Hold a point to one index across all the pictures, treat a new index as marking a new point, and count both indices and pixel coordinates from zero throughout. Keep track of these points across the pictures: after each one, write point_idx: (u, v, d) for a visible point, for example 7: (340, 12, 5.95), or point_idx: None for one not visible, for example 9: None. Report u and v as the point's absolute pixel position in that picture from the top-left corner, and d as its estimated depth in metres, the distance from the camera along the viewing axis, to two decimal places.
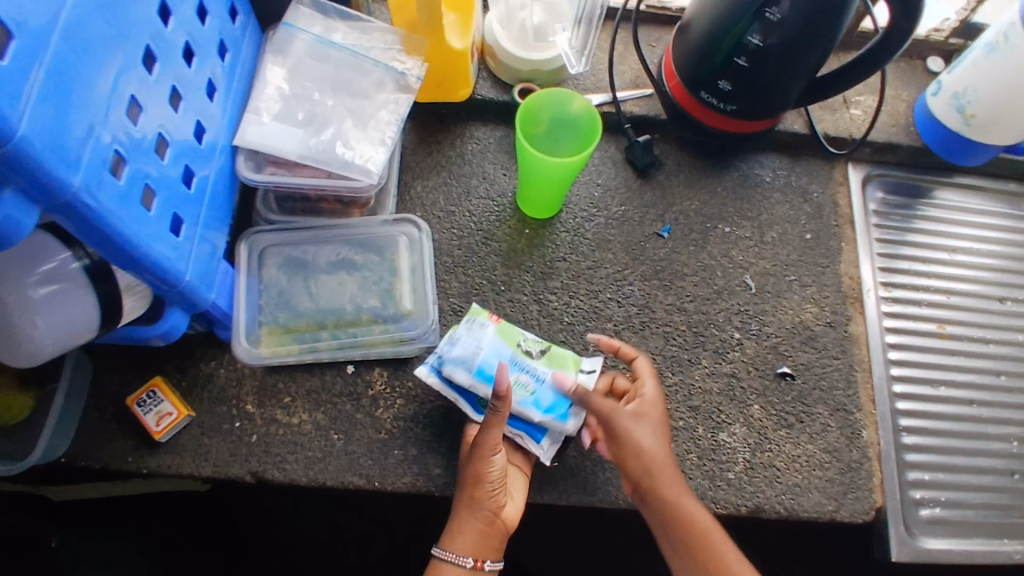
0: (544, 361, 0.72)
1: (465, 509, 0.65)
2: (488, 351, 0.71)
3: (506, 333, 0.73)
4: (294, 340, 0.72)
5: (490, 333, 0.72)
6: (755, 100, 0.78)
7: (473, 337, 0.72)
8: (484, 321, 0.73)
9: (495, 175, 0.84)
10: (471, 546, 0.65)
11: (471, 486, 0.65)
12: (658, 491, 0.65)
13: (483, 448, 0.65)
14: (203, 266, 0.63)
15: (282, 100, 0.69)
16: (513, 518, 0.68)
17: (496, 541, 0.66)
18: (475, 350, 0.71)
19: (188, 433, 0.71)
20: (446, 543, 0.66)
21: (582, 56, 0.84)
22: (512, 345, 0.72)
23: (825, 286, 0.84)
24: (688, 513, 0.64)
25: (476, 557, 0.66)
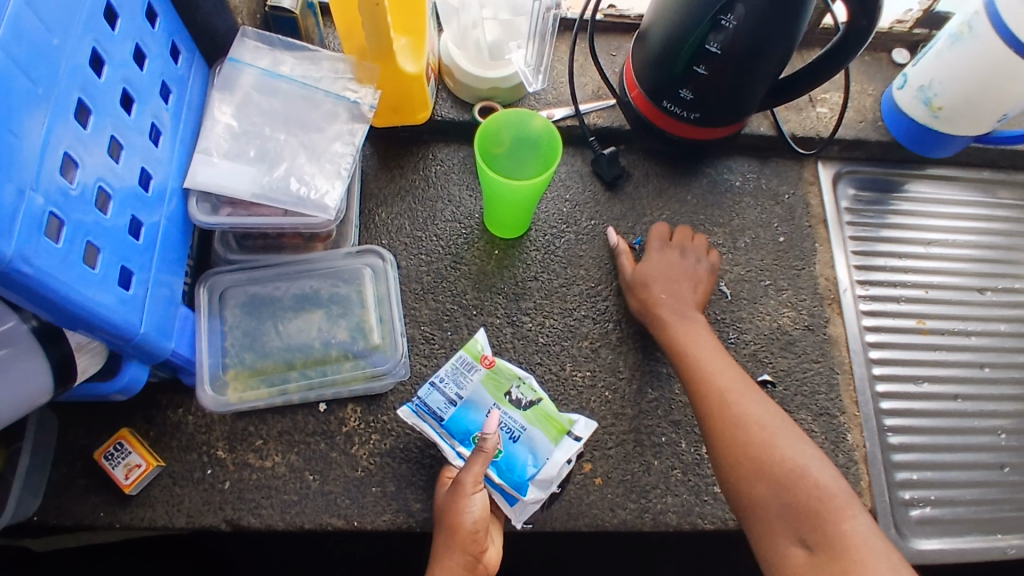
0: (528, 413, 0.71)
1: (446, 557, 0.63)
2: (466, 399, 0.71)
3: (494, 381, 0.72)
4: (263, 383, 0.70)
5: (476, 380, 0.72)
6: (718, 107, 0.76)
7: (457, 380, 0.72)
8: (474, 365, 0.73)
9: (461, 197, 0.82)
10: None
11: (453, 531, 0.63)
12: (665, 328, 0.74)
13: (464, 490, 0.64)
14: (161, 314, 0.62)
15: (233, 139, 0.67)
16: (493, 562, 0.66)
17: None
18: (454, 395, 0.71)
19: (159, 484, 0.69)
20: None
21: (538, 73, 0.84)
22: (497, 395, 0.72)
23: (801, 289, 0.83)
24: (693, 351, 0.72)
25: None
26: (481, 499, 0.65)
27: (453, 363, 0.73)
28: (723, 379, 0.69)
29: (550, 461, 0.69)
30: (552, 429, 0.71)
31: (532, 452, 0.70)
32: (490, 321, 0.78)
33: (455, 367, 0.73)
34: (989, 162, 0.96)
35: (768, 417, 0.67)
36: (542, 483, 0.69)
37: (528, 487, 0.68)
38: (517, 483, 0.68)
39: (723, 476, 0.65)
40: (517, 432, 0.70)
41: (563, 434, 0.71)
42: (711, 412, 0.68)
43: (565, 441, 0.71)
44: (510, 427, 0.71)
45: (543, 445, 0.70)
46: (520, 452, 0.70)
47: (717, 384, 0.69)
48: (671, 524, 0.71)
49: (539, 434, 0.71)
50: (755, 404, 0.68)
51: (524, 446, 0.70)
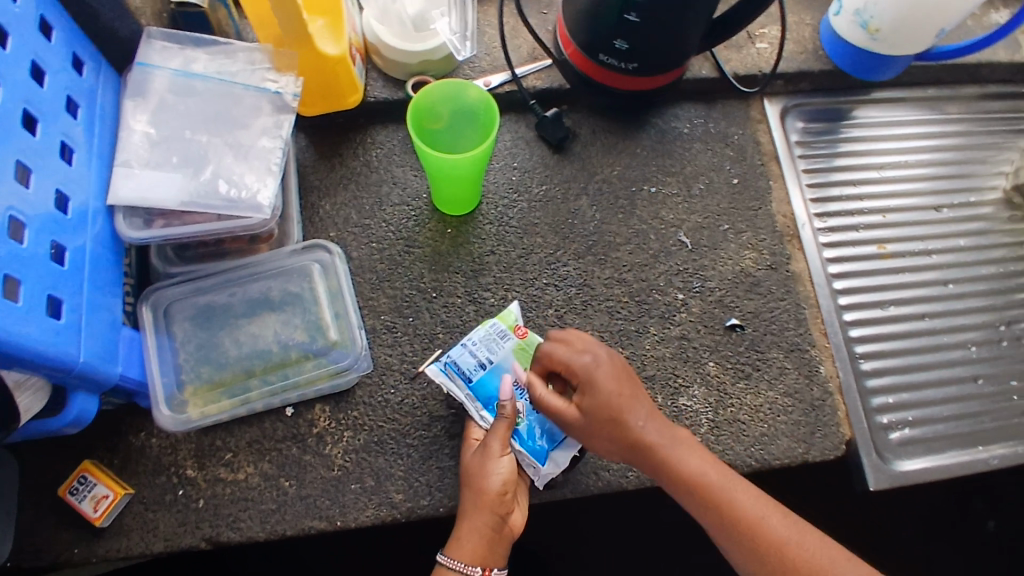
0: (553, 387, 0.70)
1: (473, 519, 0.63)
2: (494, 366, 0.70)
3: (523, 352, 0.71)
4: (224, 395, 0.68)
5: (507, 349, 0.71)
6: (655, 54, 0.74)
7: (488, 346, 0.71)
8: (507, 334, 0.72)
9: (406, 178, 0.80)
10: (477, 555, 0.63)
11: (477, 493, 0.64)
12: (657, 455, 0.62)
13: (489, 453, 0.65)
14: (103, 340, 0.59)
15: (153, 147, 0.64)
16: (519, 525, 0.67)
17: (502, 547, 0.65)
18: (484, 360, 0.71)
19: (131, 512, 0.67)
20: (451, 552, 0.64)
21: (465, 39, 0.81)
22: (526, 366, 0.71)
23: (760, 229, 0.83)
24: (694, 472, 0.61)
25: (483, 565, 0.64)
26: (508, 463, 0.65)
27: (487, 329, 0.72)
28: (751, 504, 0.60)
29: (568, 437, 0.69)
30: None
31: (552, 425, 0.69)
32: (452, 301, 0.76)
33: (488, 333, 0.72)
34: (933, 78, 0.95)
35: (817, 542, 0.59)
36: (561, 455, 0.68)
37: (547, 459, 0.68)
38: (536, 452, 0.68)
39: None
40: None
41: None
42: (757, 554, 0.58)
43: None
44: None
45: None
46: (539, 424, 0.70)
47: (747, 515, 0.59)
48: None
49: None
50: (793, 526, 0.60)
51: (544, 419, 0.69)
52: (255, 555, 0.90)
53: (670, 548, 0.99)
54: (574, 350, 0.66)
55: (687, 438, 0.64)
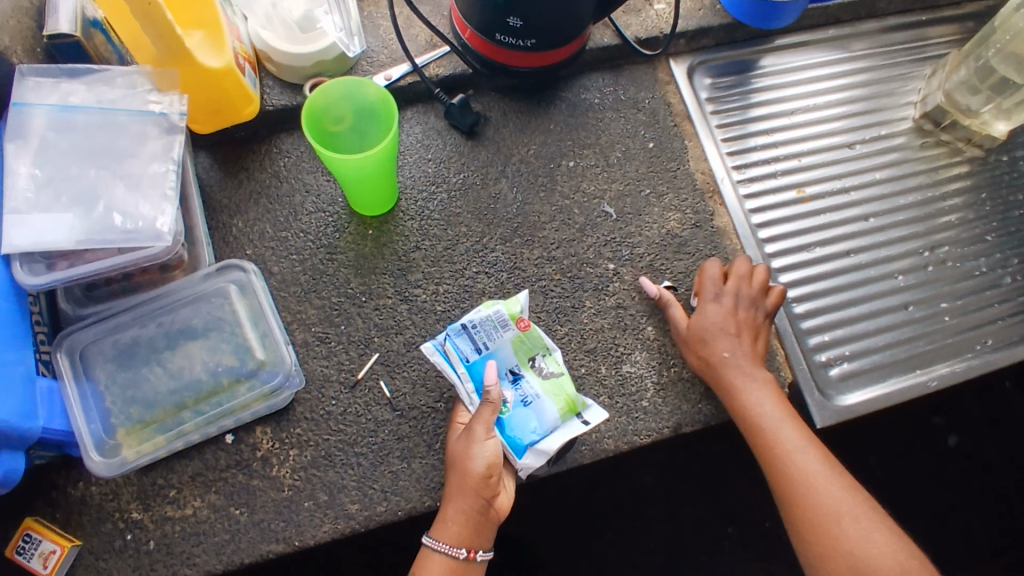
0: (546, 382, 0.70)
1: (457, 502, 0.64)
2: (490, 354, 0.69)
3: (522, 345, 0.70)
4: (157, 432, 0.66)
5: (506, 338, 0.70)
6: (549, 28, 0.74)
7: (489, 333, 0.70)
8: (508, 323, 0.70)
9: (319, 185, 0.78)
10: (462, 538, 0.64)
11: (463, 476, 0.64)
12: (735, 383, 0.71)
13: (477, 436, 0.65)
14: (15, 397, 0.58)
15: (39, 188, 0.61)
16: (506, 505, 0.68)
17: (487, 529, 0.66)
18: (481, 346, 0.69)
19: (80, 564, 0.65)
20: (438, 533, 0.65)
21: (354, 35, 0.79)
22: (522, 358, 0.70)
23: (681, 189, 0.83)
24: (754, 407, 0.71)
25: (468, 547, 0.65)
26: (493, 446, 0.65)
27: (490, 315, 0.70)
28: (785, 437, 0.69)
29: (553, 434, 0.68)
30: (565, 406, 0.69)
31: (539, 420, 0.68)
32: (383, 302, 0.75)
33: (489, 319, 0.70)
34: (832, 18, 0.96)
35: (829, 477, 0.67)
36: (541, 451, 0.67)
37: (524, 452, 0.67)
38: (516, 445, 0.67)
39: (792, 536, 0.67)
40: (529, 397, 0.69)
41: (572, 415, 0.69)
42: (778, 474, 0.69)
43: (571, 421, 0.69)
44: (526, 392, 0.69)
45: (551, 415, 0.68)
46: (527, 417, 0.68)
47: (780, 445, 0.69)
48: (609, 449, 0.71)
49: (551, 405, 0.68)
50: (814, 460, 0.68)
51: (533, 412, 0.68)
52: None
53: (642, 513, 1.00)
54: (731, 280, 0.77)
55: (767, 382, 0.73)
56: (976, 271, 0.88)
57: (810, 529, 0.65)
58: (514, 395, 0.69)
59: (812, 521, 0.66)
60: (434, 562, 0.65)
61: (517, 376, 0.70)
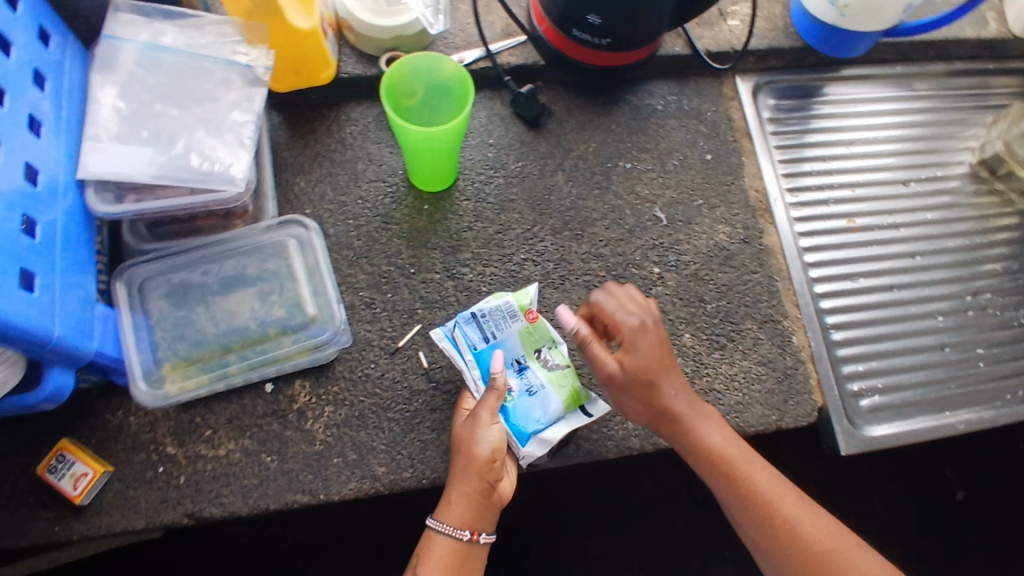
0: (550, 374, 0.70)
1: (462, 486, 0.65)
2: (497, 342, 0.70)
3: (528, 336, 0.71)
4: (201, 371, 0.68)
5: (514, 328, 0.71)
6: (627, 29, 0.75)
7: (496, 321, 0.71)
8: (517, 313, 0.71)
9: (382, 155, 0.80)
10: (466, 519, 0.66)
11: (467, 459, 0.65)
12: (685, 425, 0.67)
13: (481, 421, 0.65)
14: (77, 317, 0.59)
15: (122, 120, 0.63)
16: (508, 491, 0.69)
17: (490, 512, 0.67)
18: (488, 334, 0.70)
19: (110, 490, 0.67)
20: (442, 515, 0.66)
21: (439, 13, 0.80)
22: (528, 349, 0.71)
23: (733, 204, 0.84)
24: (717, 445, 0.67)
25: (470, 530, 0.66)
26: (498, 432, 0.66)
27: (499, 304, 0.71)
28: (749, 472, 0.67)
29: (557, 425, 0.68)
30: (570, 398, 0.69)
31: (543, 409, 0.68)
32: (430, 277, 0.77)
33: (499, 308, 0.71)
34: (900, 55, 0.97)
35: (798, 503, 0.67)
36: (544, 440, 0.67)
37: (527, 440, 0.67)
38: (519, 432, 0.67)
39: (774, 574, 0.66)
40: (534, 387, 0.69)
41: (576, 407, 0.70)
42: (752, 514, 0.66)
43: (575, 413, 0.69)
44: (531, 382, 0.70)
45: (554, 405, 0.68)
46: (532, 405, 0.68)
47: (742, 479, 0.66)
48: (635, 447, 0.72)
49: (556, 396, 0.69)
50: (780, 487, 0.67)
51: (538, 401, 0.69)
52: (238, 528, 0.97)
53: (647, 518, 1.01)
54: (643, 309, 0.69)
55: (713, 414, 0.69)
56: (1016, 322, 0.88)
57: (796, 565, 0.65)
58: (519, 384, 0.70)
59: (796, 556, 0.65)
60: (439, 543, 0.66)
61: (522, 367, 0.70)
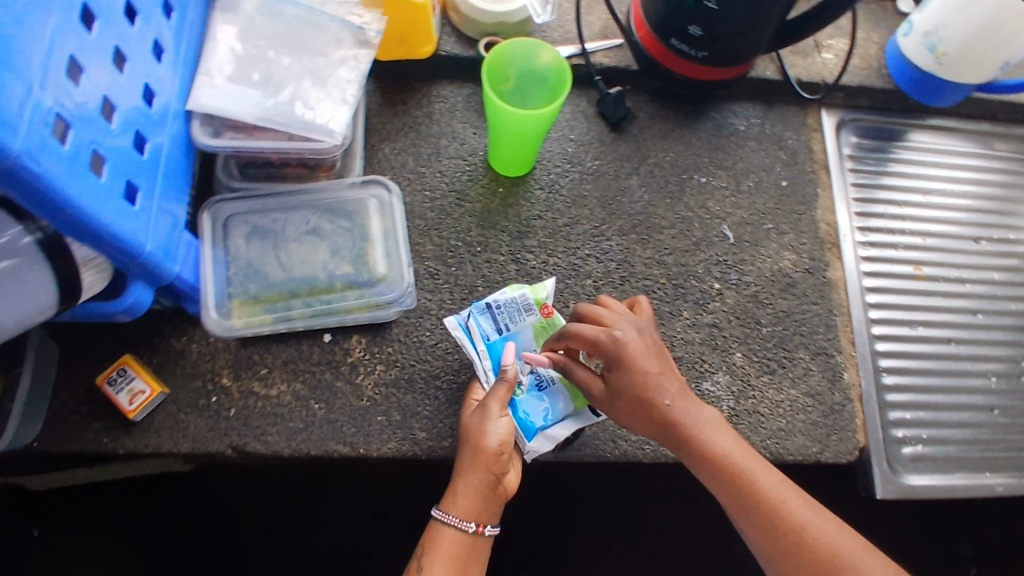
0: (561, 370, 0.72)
1: (469, 476, 0.65)
2: (510, 335, 0.72)
3: (541, 332, 0.72)
4: (266, 311, 0.70)
5: (528, 322, 0.72)
6: (726, 45, 0.76)
7: (511, 314, 0.72)
8: (532, 308, 0.73)
9: (465, 135, 0.82)
10: (472, 511, 0.65)
11: (475, 448, 0.65)
12: (683, 430, 0.64)
13: (491, 413, 0.66)
14: (166, 238, 0.61)
15: (236, 61, 0.66)
16: (512, 486, 0.69)
17: (496, 506, 0.67)
18: (502, 326, 0.72)
19: (163, 411, 0.69)
20: (448, 507, 0.65)
21: (547, 4, 0.82)
22: (541, 344, 0.72)
23: (803, 233, 0.84)
24: (714, 448, 0.63)
25: (476, 522, 0.66)
26: (507, 423, 0.67)
27: (515, 298, 0.73)
28: (752, 477, 0.62)
29: (564, 422, 0.69)
30: (578, 395, 0.70)
31: (550, 407, 0.70)
32: (494, 258, 0.78)
33: (514, 301, 0.73)
34: (989, 113, 0.96)
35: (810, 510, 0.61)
36: (551, 436, 0.68)
37: (535, 434, 0.68)
38: (527, 427, 0.68)
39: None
40: (545, 382, 0.71)
41: (584, 405, 0.70)
42: (758, 525, 0.61)
43: (582, 412, 0.70)
44: (541, 377, 0.71)
45: (563, 402, 0.70)
46: (539, 401, 0.70)
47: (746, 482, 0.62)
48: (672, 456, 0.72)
49: (564, 394, 0.70)
50: (790, 493, 0.62)
51: (546, 398, 0.70)
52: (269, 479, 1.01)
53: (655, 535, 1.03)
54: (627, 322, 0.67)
55: (713, 419, 0.65)
56: None
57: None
58: (529, 378, 0.71)
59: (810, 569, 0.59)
60: (444, 535, 0.65)
61: None
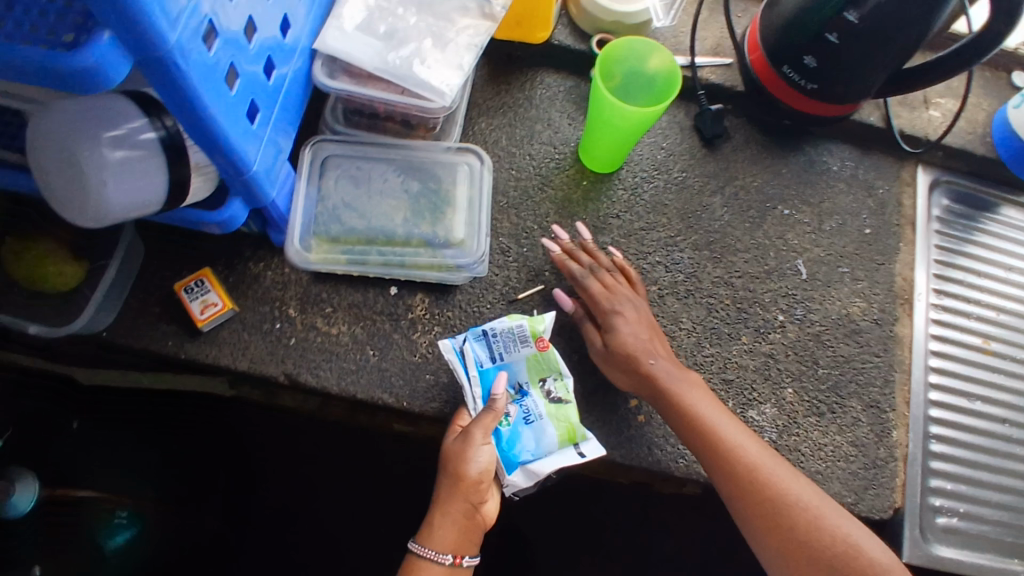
0: (550, 406, 0.71)
1: (447, 505, 0.68)
2: (503, 364, 0.71)
3: (536, 364, 0.72)
4: (343, 252, 0.72)
5: (522, 354, 0.72)
6: (839, 81, 0.76)
7: (507, 342, 0.72)
8: (528, 340, 0.71)
9: (560, 124, 0.84)
10: (450, 542, 0.67)
11: (458, 480, 0.67)
12: (671, 392, 0.68)
13: (474, 439, 0.66)
14: (270, 164, 0.64)
15: (366, 12, 0.69)
16: (489, 513, 0.71)
17: (475, 535, 0.69)
18: (496, 355, 0.71)
19: (228, 326, 0.72)
20: (426, 540, 0.67)
21: (670, 10, 0.83)
22: (534, 376, 0.72)
23: (877, 283, 0.83)
24: (698, 410, 0.68)
25: (455, 554, 0.67)
26: (488, 451, 0.68)
27: (512, 327, 0.71)
28: (745, 447, 0.67)
29: (547, 459, 0.69)
30: (564, 434, 0.70)
31: (536, 442, 0.70)
32: None
33: (511, 331, 0.71)
34: None
35: (806, 491, 0.66)
36: (531, 472, 0.69)
37: (516, 468, 0.69)
38: (509, 460, 0.69)
39: (779, 571, 0.65)
40: (533, 416, 0.70)
41: (570, 443, 0.70)
42: (757, 504, 0.65)
43: (567, 450, 0.69)
44: (529, 410, 0.71)
45: (549, 440, 0.70)
46: (525, 435, 0.70)
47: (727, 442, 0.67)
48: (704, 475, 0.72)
49: (551, 430, 0.70)
50: (786, 474, 0.67)
51: (532, 433, 0.70)
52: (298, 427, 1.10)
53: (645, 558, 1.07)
54: (629, 296, 0.73)
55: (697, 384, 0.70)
56: None
57: (805, 556, 0.63)
58: (517, 410, 0.71)
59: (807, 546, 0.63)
60: (424, 568, 0.67)
61: (523, 392, 0.72)
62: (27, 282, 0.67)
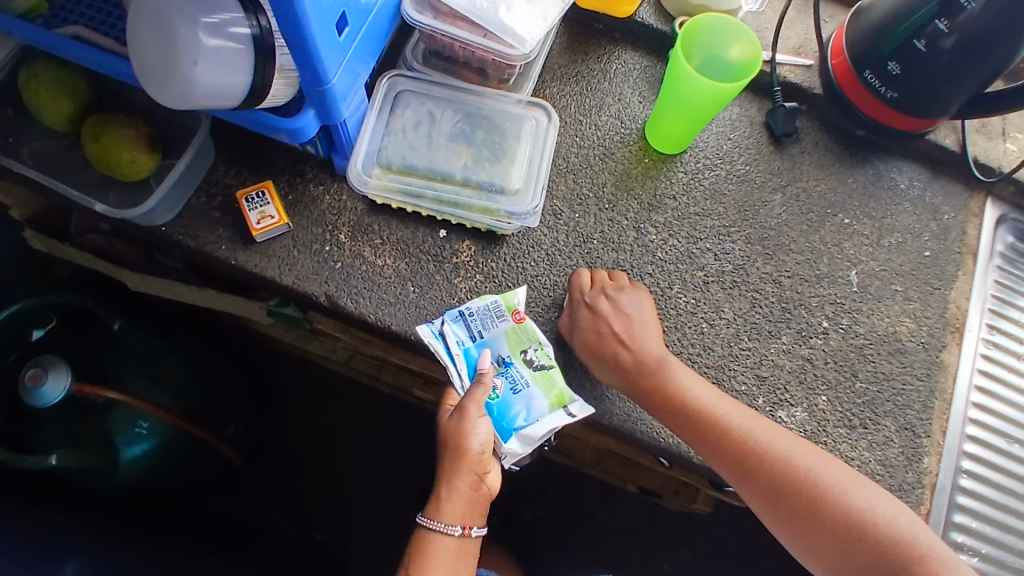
0: (535, 374, 0.71)
1: (455, 481, 0.70)
2: (483, 341, 0.71)
3: (515, 336, 0.72)
4: (400, 187, 0.74)
5: (500, 328, 0.72)
6: (921, 93, 0.75)
7: (487, 318, 0.71)
8: (503, 314, 0.72)
9: (631, 100, 0.84)
10: (460, 516, 0.71)
11: (461, 455, 0.69)
12: (660, 378, 0.69)
13: (469, 415, 0.68)
14: (348, 87, 0.66)
15: None
16: (496, 484, 0.74)
17: (482, 505, 0.72)
18: (475, 334, 0.71)
19: (280, 242, 0.74)
20: (433, 515, 0.71)
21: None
22: (515, 349, 0.72)
23: (929, 307, 0.80)
24: (688, 393, 0.68)
25: (463, 525, 0.72)
26: (484, 424, 0.69)
27: (486, 304, 0.72)
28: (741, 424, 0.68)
29: (539, 423, 0.69)
30: (553, 397, 0.70)
31: (527, 408, 0.70)
32: (618, 219, 0.78)
33: (486, 308, 0.72)
34: None
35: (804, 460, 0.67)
36: (525, 438, 0.69)
37: (511, 437, 0.70)
38: (503, 430, 0.70)
39: (786, 536, 0.67)
40: (519, 385, 0.70)
41: (559, 406, 0.69)
42: (758, 479, 0.67)
43: (557, 413, 0.69)
44: (515, 380, 0.71)
45: (539, 406, 0.70)
46: (514, 404, 0.70)
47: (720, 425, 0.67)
48: None
49: (539, 395, 0.70)
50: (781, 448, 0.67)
51: (521, 400, 0.70)
52: (328, 374, 1.21)
53: (626, 547, 1.19)
54: (607, 287, 0.73)
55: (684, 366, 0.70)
56: None
57: (813, 527, 0.65)
58: (503, 382, 0.71)
59: (801, 501, 0.66)
60: (438, 543, 0.71)
61: (507, 364, 0.71)
62: (100, 167, 0.70)
